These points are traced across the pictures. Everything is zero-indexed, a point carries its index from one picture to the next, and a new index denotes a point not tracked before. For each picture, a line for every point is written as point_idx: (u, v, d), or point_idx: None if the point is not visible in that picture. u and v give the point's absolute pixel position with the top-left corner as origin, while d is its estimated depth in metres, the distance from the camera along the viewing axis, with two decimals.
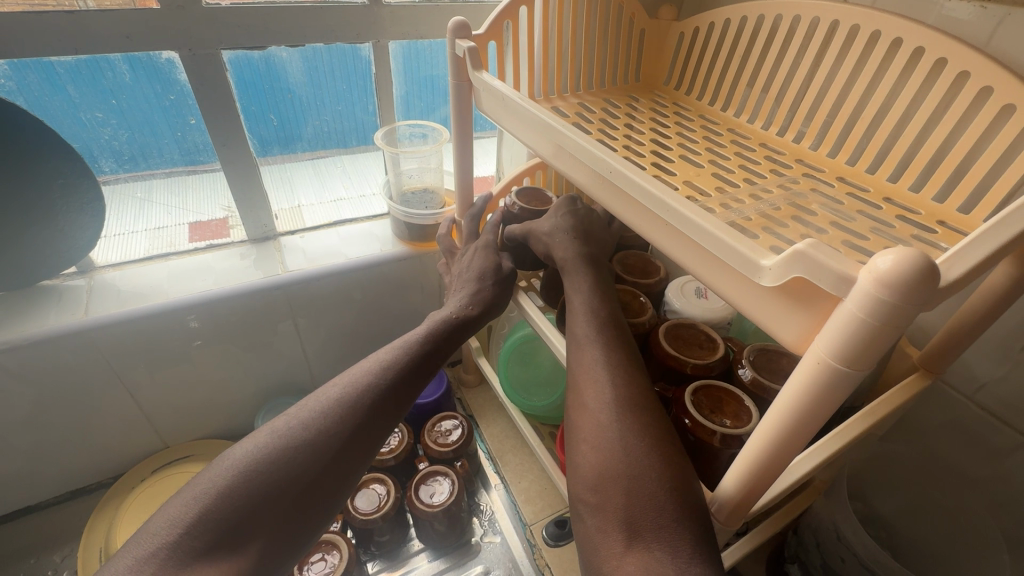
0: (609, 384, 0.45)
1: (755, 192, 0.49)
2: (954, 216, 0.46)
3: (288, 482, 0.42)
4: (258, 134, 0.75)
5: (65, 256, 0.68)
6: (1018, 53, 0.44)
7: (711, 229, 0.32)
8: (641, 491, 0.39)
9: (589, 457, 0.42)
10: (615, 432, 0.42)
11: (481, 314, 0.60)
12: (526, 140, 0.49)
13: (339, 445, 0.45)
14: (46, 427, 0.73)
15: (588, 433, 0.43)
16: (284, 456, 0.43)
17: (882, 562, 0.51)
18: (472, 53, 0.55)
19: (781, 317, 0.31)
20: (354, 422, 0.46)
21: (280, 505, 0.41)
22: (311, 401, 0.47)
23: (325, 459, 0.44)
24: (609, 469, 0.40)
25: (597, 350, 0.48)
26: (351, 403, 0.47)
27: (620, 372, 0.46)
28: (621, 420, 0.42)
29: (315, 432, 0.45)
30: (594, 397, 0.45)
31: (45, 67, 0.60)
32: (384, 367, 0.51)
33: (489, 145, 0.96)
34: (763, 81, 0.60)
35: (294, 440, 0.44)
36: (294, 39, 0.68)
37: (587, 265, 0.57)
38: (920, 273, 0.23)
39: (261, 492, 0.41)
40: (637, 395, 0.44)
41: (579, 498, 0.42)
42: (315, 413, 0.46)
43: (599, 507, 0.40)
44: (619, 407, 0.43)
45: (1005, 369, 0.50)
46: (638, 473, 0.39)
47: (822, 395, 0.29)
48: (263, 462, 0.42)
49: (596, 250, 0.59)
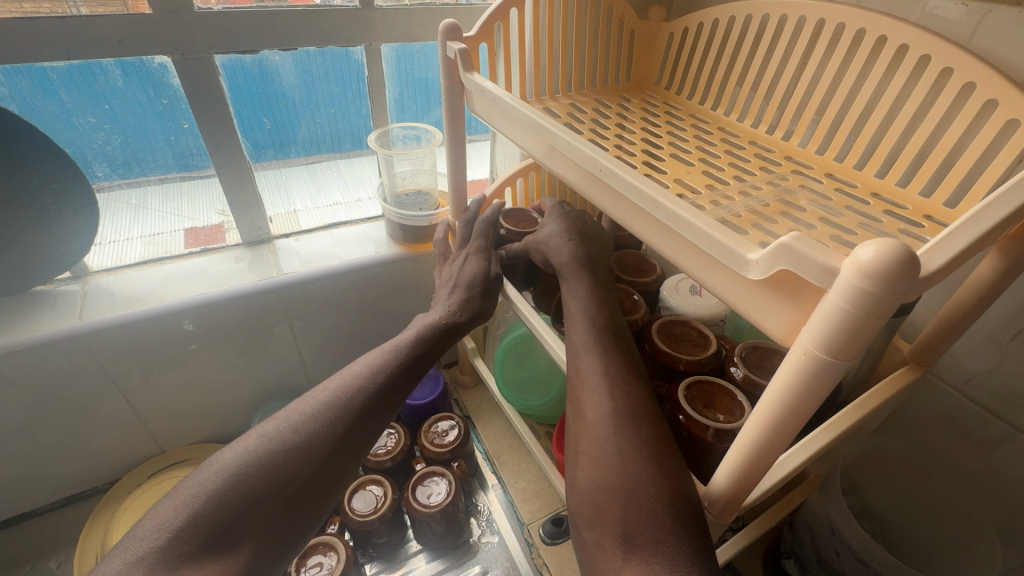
0: (606, 395, 0.45)
1: (745, 189, 0.49)
2: (939, 210, 0.47)
3: (280, 484, 0.42)
4: (251, 138, 0.76)
5: (59, 261, 0.68)
6: (999, 49, 0.45)
7: (700, 224, 0.32)
8: (638, 504, 0.39)
9: (586, 470, 0.43)
10: (612, 444, 0.42)
11: (468, 314, 0.60)
12: (517, 140, 0.49)
13: (330, 447, 0.45)
14: (41, 432, 0.73)
15: (586, 445, 0.44)
16: (276, 460, 0.43)
17: (876, 555, 0.52)
18: (463, 55, 0.55)
19: (767, 310, 0.31)
20: (344, 425, 0.47)
21: (272, 507, 0.42)
22: (302, 404, 0.47)
23: (316, 462, 0.44)
24: (606, 482, 0.41)
25: (595, 358, 0.48)
26: (341, 406, 0.47)
27: (619, 382, 0.46)
28: (618, 432, 0.42)
29: (306, 434, 0.45)
30: (592, 409, 0.45)
31: (37, 72, 0.60)
32: (375, 371, 0.51)
33: (483, 148, 0.96)
34: (752, 80, 0.60)
35: (285, 444, 0.44)
36: (287, 42, 0.69)
37: (583, 266, 0.57)
38: (900, 263, 0.23)
39: (251, 495, 0.41)
40: (634, 406, 0.44)
41: (577, 512, 0.42)
42: (306, 416, 0.46)
43: (596, 520, 0.40)
44: (615, 419, 0.43)
45: (995, 361, 0.51)
46: (635, 486, 0.40)
47: (809, 387, 0.29)
48: (255, 466, 0.42)
49: (593, 250, 0.60)
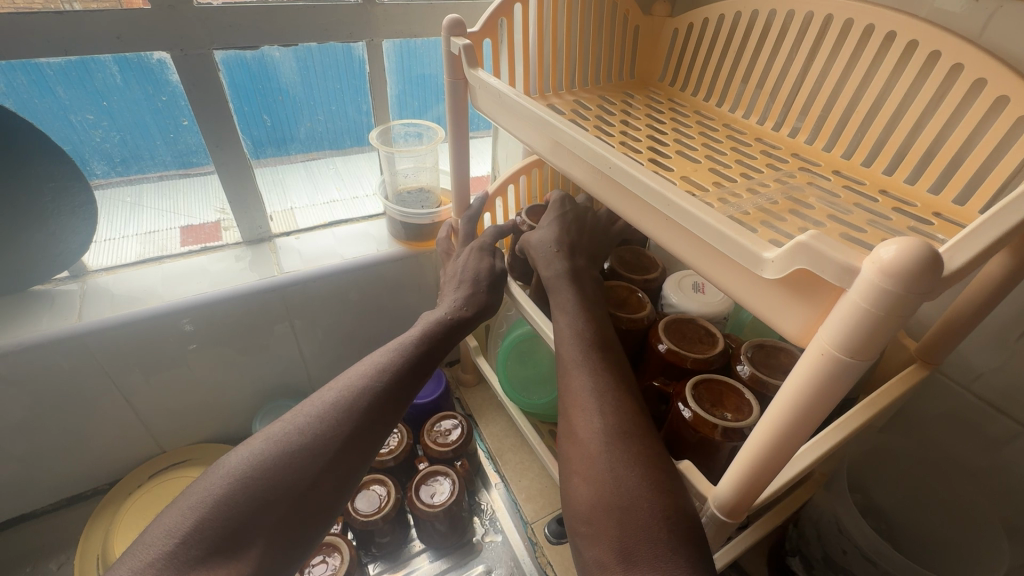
0: (597, 413, 0.45)
1: (753, 186, 0.49)
2: (949, 207, 0.46)
3: (286, 486, 0.42)
4: (250, 136, 0.75)
5: (57, 260, 0.68)
6: (1010, 45, 0.44)
7: (713, 224, 0.32)
8: (635, 521, 0.38)
9: (582, 489, 0.42)
10: (605, 463, 0.42)
11: (474, 304, 0.60)
12: (523, 137, 0.49)
13: (337, 446, 0.45)
14: (40, 433, 0.72)
15: (579, 463, 0.43)
16: (279, 462, 0.43)
17: (884, 553, 0.52)
18: (467, 51, 0.54)
19: (782, 309, 0.31)
20: (350, 427, 0.46)
21: (279, 508, 0.41)
22: (307, 405, 0.47)
23: (319, 461, 0.44)
24: (602, 500, 0.40)
25: (584, 373, 0.48)
26: (348, 406, 0.47)
27: (609, 398, 0.46)
28: (610, 450, 0.42)
29: (312, 435, 0.44)
30: (583, 427, 0.45)
31: (34, 69, 0.59)
32: (379, 370, 0.50)
33: (483, 145, 0.96)
34: (757, 76, 0.60)
35: (290, 445, 0.44)
36: (286, 38, 0.68)
37: (572, 281, 0.57)
38: (922, 263, 0.23)
39: (256, 498, 0.41)
40: (626, 421, 0.44)
41: (575, 531, 0.42)
42: (311, 417, 0.46)
43: (594, 539, 0.40)
44: (606, 436, 0.43)
45: (1002, 359, 0.51)
46: (630, 503, 0.39)
47: (825, 387, 0.29)
48: (259, 469, 0.42)
49: (582, 263, 0.60)
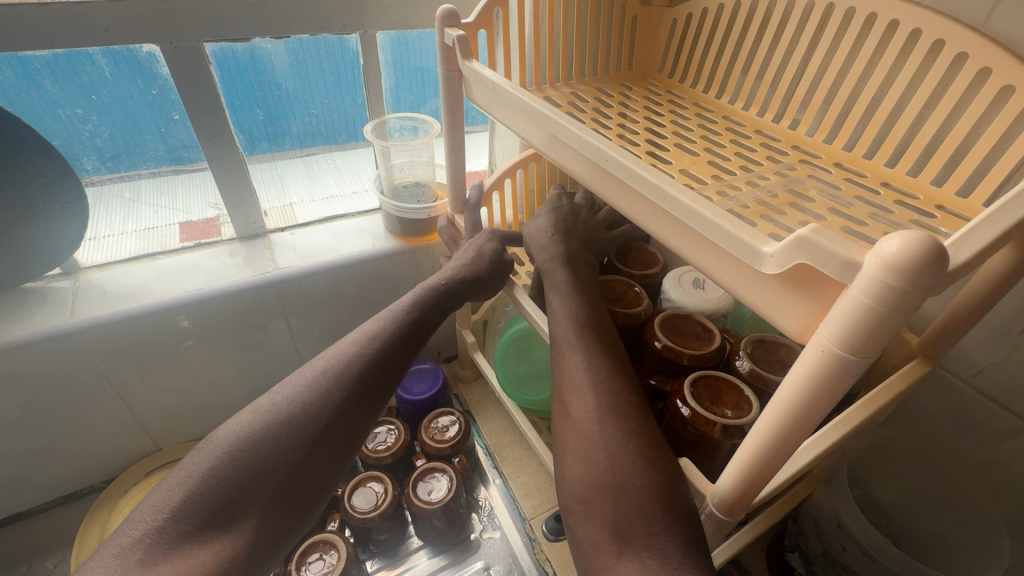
0: (591, 393, 0.44)
1: (752, 178, 0.48)
2: (953, 200, 0.45)
3: (274, 459, 0.41)
4: (245, 130, 0.74)
5: (50, 256, 0.67)
6: (1016, 31, 0.43)
7: (712, 216, 0.31)
8: (630, 500, 0.38)
9: (576, 469, 0.41)
10: (599, 442, 0.41)
11: (473, 284, 0.60)
12: (518, 129, 0.48)
13: (326, 416, 0.44)
14: (34, 432, 0.72)
15: (573, 443, 0.43)
16: (267, 434, 0.42)
17: (883, 549, 0.51)
18: (461, 42, 0.53)
19: (783, 304, 0.30)
20: (341, 395, 0.45)
21: (268, 480, 0.40)
22: (297, 375, 0.46)
23: (307, 432, 0.43)
24: (595, 479, 0.40)
25: (579, 355, 0.47)
26: (338, 372, 0.46)
27: (603, 379, 0.45)
28: (604, 429, 0.41)
29: (301, 405, 0.44)
30: (577, 408, 0.44)
31: (22, 62, 0.58)
32: (370, 337, 0.50)
33: (482, 139, 0.95)
34: (757, 66, 0.58)
35: (278, 416, 0.43)
36: (278, 29, 0.67)
37: (566, 271, 0.57)
38: (926, 257, 0.22)
39: (245, 471, 0.40)
40: (621, 401, 0.43)
41: (569, 511, 0.41)
42: (300, 387, 0.45)
43: (588, 518, 0.39)
44: (600, 416, 0.42)
45: (1004, 353, 0.50)
46: (624, 482, 0.39)
47: (825, 382, 0.28)
48: (247, 440, 0.41)
49: (579, 255, 0.59)
